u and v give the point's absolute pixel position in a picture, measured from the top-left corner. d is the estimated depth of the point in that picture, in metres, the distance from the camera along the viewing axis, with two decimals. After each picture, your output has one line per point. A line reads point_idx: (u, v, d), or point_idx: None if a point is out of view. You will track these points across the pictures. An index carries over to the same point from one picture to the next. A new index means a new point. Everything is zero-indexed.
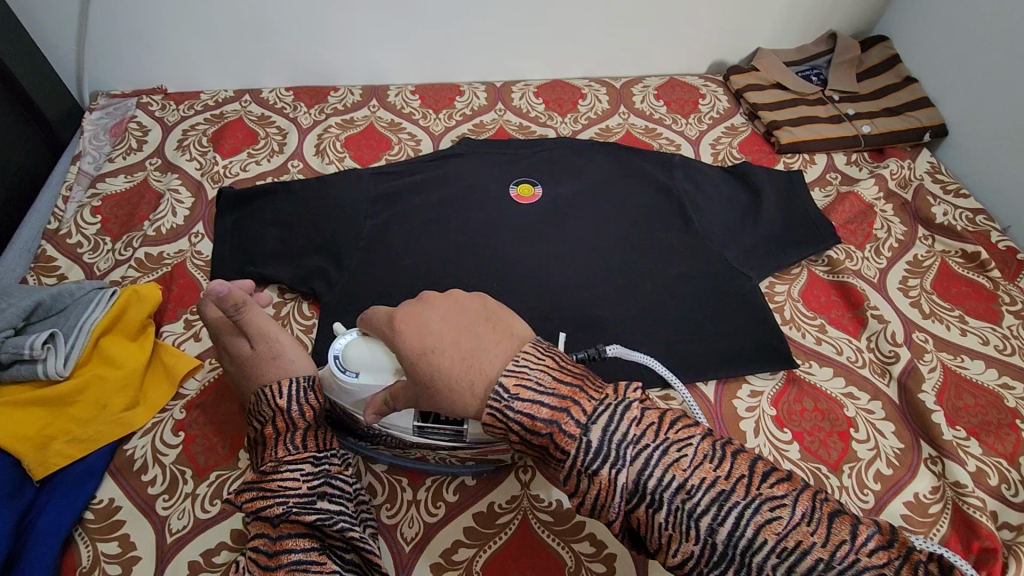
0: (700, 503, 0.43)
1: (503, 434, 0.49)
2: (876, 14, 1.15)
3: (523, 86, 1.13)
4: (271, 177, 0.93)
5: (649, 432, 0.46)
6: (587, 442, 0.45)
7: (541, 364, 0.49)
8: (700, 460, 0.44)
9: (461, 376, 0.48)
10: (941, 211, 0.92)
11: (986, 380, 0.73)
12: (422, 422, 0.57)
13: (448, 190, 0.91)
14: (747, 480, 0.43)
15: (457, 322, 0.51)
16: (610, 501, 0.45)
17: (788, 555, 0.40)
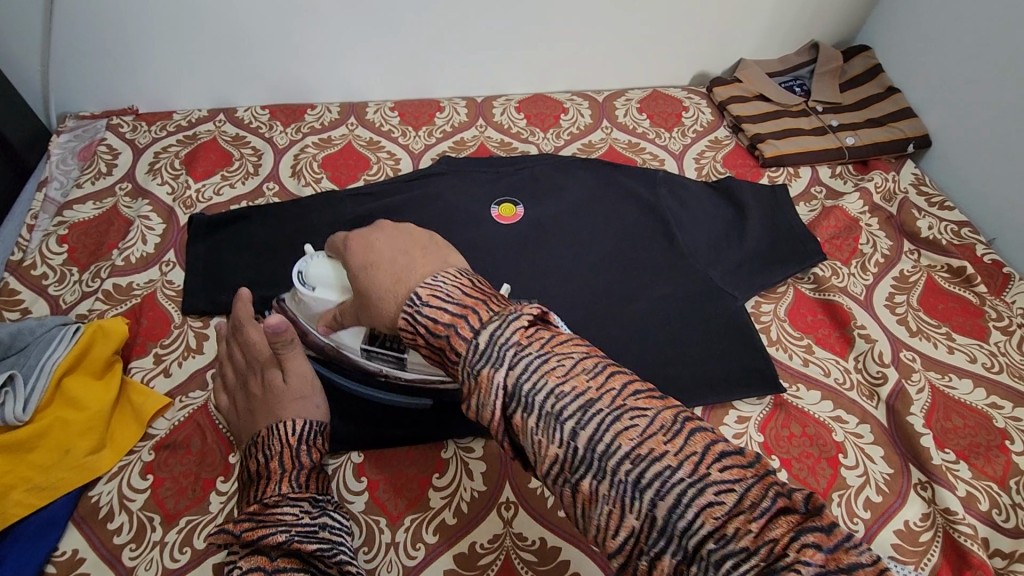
0: (567, 408, 0.38)
1: (412, 342, 0.46)
2: (858, 23, 1.14)
3: (504, 101, 1.11)
4: (245, 200, 0.91)
5: (534, 342, 0.41)
6: (475, 345, 0.41)
7: (457, 279, 0.46)
8: (578, 371, 0.40)
9: (386, 287, 0.49)
10: (926, 224, 0.91)
11: (975, 400, 0.72)
12: (368, 344, 0.63)
13: (428, 211, 0.89)
14: (617, 393, 0.39)
15: (400, 245, 0.52)
16: (486, 403, 0.40)
17: (641, 462, 0.36)
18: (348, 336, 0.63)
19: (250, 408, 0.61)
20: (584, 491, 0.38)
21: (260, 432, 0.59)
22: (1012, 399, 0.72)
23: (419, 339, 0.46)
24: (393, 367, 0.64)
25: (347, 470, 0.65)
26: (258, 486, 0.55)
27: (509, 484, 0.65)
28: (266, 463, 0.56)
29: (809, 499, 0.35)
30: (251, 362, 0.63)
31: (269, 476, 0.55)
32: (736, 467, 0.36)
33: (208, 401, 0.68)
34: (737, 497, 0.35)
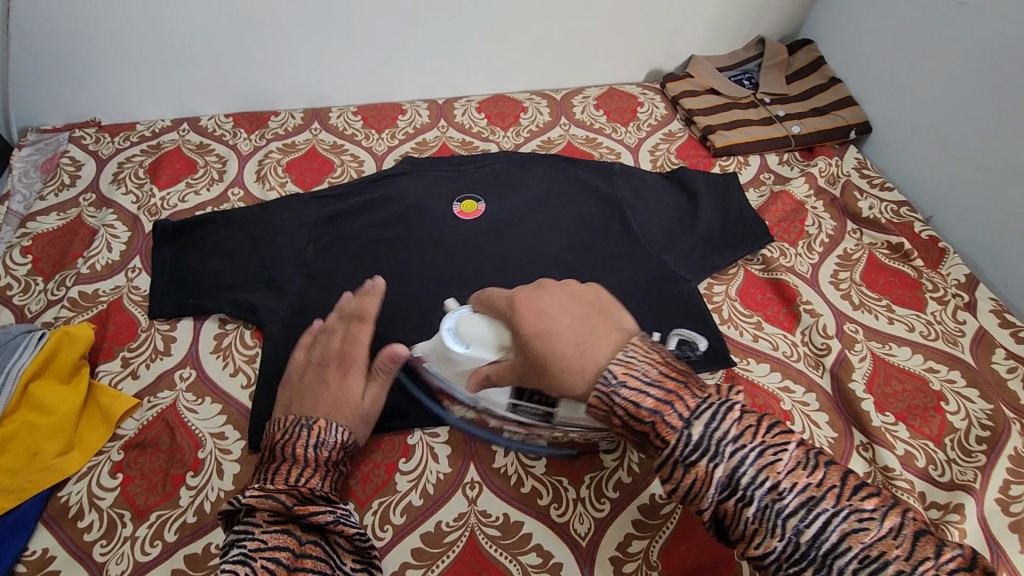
0: (789, 505, 0.43)
1: (604, 416, 0.52)
2: (800, 18, 1.20)
3: (465, 102, 1.14)
4: (210, 206, 0.92)
5: (748, 434, 0.46)
6: (688, 437, 0.46)
7: (650, 357, 0.51)
8: (794, 466, 0.45)
9: (571, 364, 0.54)
10: (867, 205, 0.96)
11: (912, 365, 0.77)
12: (517, 400, 0.63)
13: (391, 211, 0.92)
14: (838, 491, 0.43)
15: (575, 315, 0.57)
16: (704, 492, 0.45)
17: (869, 563, 0.41)
18: (496, 393, 0.63)
19: (310, 391, 0.65)
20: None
21: (319, 420, 0.62)
22: (948, 362, 0.77)
23: (618, 418, 0.50)
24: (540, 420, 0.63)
25: None
26: (301, 466, 0.58)
27: (474, 465, 0.67)
28: (314, 454, 0.59)
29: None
30: (342, 351, 0.69)
31: (314, 460, 0.59)
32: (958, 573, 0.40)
33: (176, 399, 0.69)
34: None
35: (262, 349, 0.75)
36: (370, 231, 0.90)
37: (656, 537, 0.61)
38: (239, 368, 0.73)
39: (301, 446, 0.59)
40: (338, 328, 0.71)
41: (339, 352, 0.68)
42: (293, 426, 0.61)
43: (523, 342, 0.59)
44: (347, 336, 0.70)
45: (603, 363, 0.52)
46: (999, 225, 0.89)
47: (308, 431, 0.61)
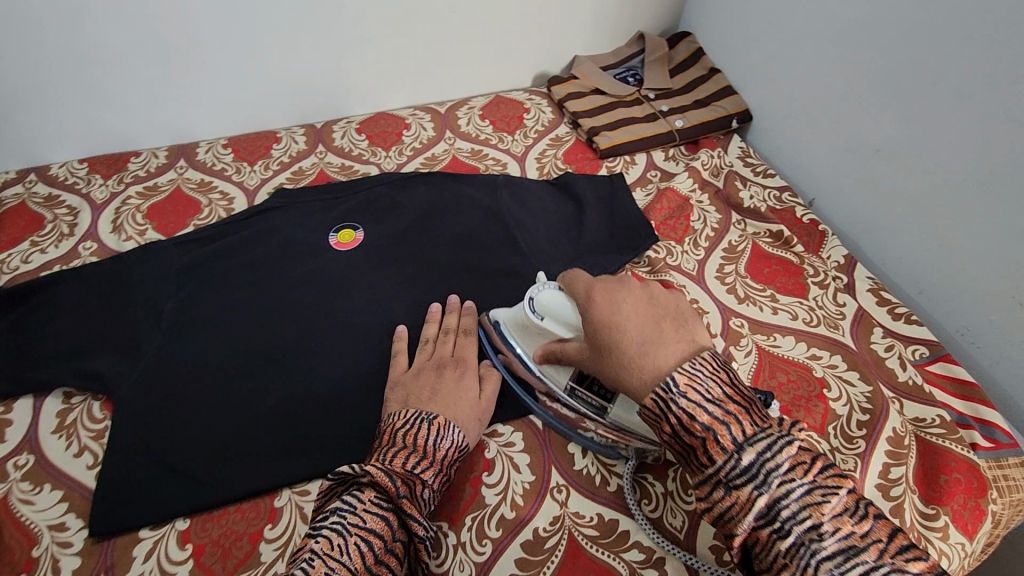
0: (828, 548, 0.43)
1: (656, 420, 0.53)
2: (677, 13, 1.21)
3: (344, 124, 1.08)
4: (58, 265, 0.85)
5: (799, 469, 0.47)
6: (737, 461, 0.47)
7: (715, 375, 0.51)
8: (841, 511, 0.45)
9: (631, 360, 0.55)
10: (749, 194, 0.96)
11: (795, 354, 0.77)
12: (576, 384, 0.66)
13: (262, 251, 0.87)
14: (882, 545, 0.43)
15: (647, 313, 0.58)
16: (741, 516, 0.47)
17: None
18: (558, 370, 0.68)
19: (432, 386, 0.67)
20: None
21: (440, 416, 0.62)
22: (829, 347, 0.77)
23: (667, 426, 0.52)
24: (592, 412, 0.66)
25: (170, 540, 0.62)
26: (417, 455, 0.58)
27: None
28: (435, 450, 0.59)
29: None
30: (457, 357, 0.71)
31: (432, 454, 0.59)
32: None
33: (8, 492, 0.64)
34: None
35: (110, 423, 0.69)
36: (238, 274, 0.84)
37: (540, 573, 0.59)
38: (85, 447, 0.68)
39: (423, 436, 0.59)
40: (448, 338, 0.74)
41: (455, 357, 0.71)
42: (416, 416, 0.62)
43: (591, 333, 0.60)
44: (457, 347, 0.73)
45: (667, 368, 0.53)
46: (870, 202, 0.91)
47: (437, 425, 0.61)
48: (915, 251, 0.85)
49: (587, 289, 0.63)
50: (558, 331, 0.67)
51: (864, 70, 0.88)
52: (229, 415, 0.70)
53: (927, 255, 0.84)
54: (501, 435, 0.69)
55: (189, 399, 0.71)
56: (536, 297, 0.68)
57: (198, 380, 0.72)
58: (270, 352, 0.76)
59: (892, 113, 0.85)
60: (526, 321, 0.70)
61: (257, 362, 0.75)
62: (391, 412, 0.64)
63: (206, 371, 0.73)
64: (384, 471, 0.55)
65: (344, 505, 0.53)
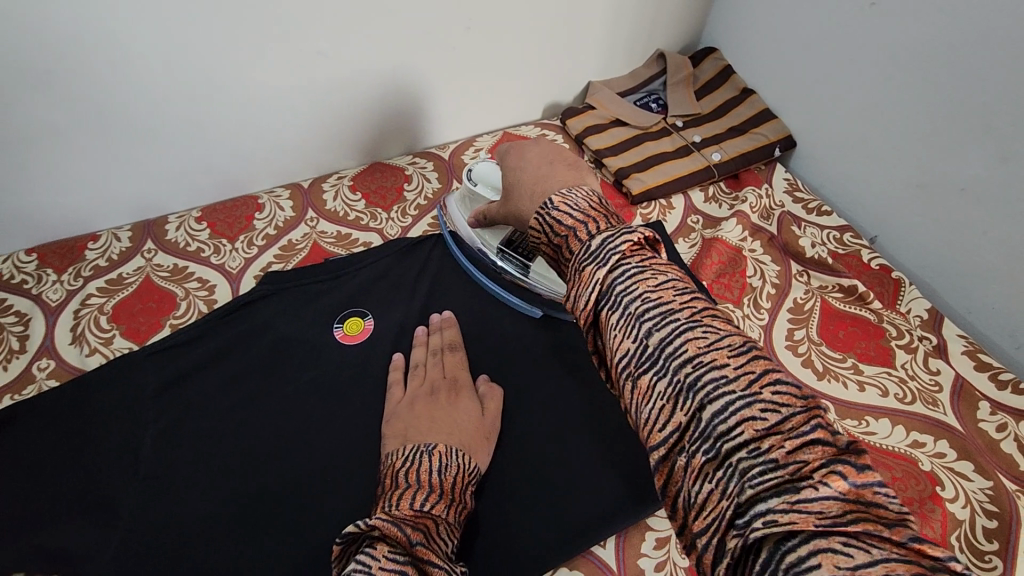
0: (647, 312, 0.39)
1: (540, 245, 0.51)
2: (699, 26, 1.08)
3: (335, 181, 0.95)
4: (10, 395, 0.71)
5: (636, 253, 0.43)
6: (586, 247, 0.44)
7: (590, 195, 0.49)
8: (670, 284, 0.41)
9: (530, 190, 0.55)
10: (808, 239, 0.84)
11: (896, 444, 0.66)
12: (504, 247, 0.76)
13: (256, 354, 0.74)
14: (697, 308, 0.40)
15: (551, 153, 0.57)
16: (581, 294, 0.43)
17: (701, 368, 0.37)
18: (490, 237, 0.77)
19: (429, 414, 0.64)
20: (641, 388, 0.39)
21: (439, 445, 0.59)
22: (931, 431, 0.67)
23: (544, 238, 0.50)
24: (517, 271, 0.76)
25: None
26: (425, 492, 0.54)
27: None
28: (442, 479, 0.56)
29: (851, 438, 0.34)
30: (449, 378, 0.70)
31: (439, 487, 0.56)
32: (786, 393, 0.36)
33: None
34: (781, 418, 0.34)
35: None
36: (229, 388, 0.71)
37: None
38: None
39: (426, 470, 0.56)
40: (436, 360, 0.72)
41: (449, 379, 0.69)
42: (414, 452, 0.58)
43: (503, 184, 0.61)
44: (446, 366, 0.71)
45: (552, 191, 0.52)
46: (908, 215, 0.84)
47: (433, 446, 0.59)
48: (994, 291, 0.76)
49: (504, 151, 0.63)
50: (486, 194, 0.79)
51: (916, 93, 0.78)
52: None
53: (1014, 297, 0.74)
54: None
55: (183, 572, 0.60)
56: (473, 170, 0.82)
57: (194, 546, 0.61)
58: (280, 495, 0.65)
59: (971, 150, 0.74)
60: (467, 194, 0.82)
61: (263, 509, 0.64)
62: (388, 453, 0.61)
63: (207, 532, 0.62)
64: (392, 521, 0.50)
65: (359, 565, 0.46)
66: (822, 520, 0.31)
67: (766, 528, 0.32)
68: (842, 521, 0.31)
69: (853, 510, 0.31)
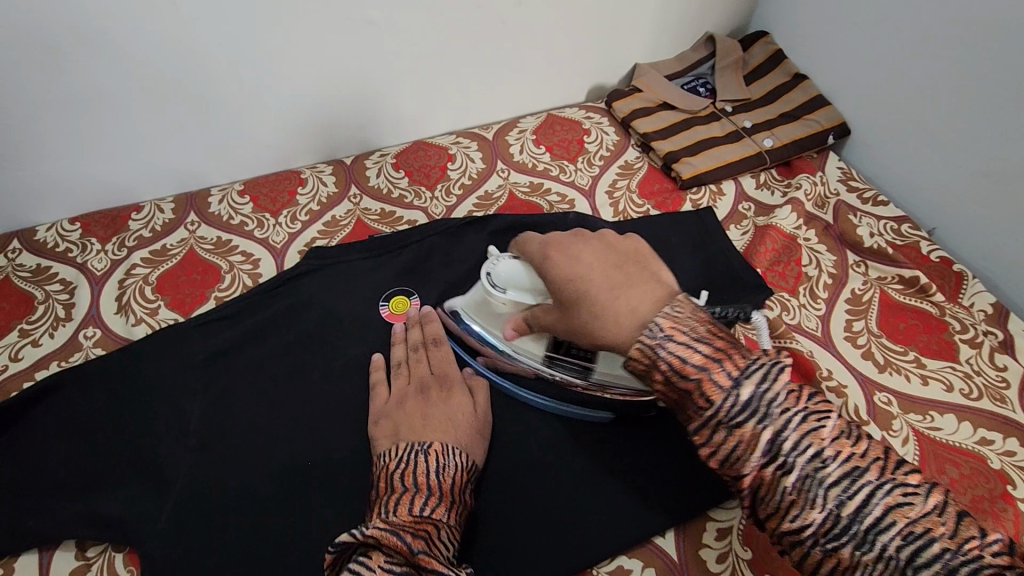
0: (832, 475, 0.41)
1: (645, 371, 0.50)
2: (750, 8, 1.05)
3: (378, 157, 0.93)
4: (56, 362, 0.71)
5: (791, 399, 0.44)
6: (738, 397, 0.44)
7: (698, 316, 0.49)
8: (839, 435, 0.43)
9: (601, 307, 0.52)
10: (866, 229, 0.82)
11: (962, 440, 0.64)
12: (553, 352, 0.66)
13: (301, 329, 0.72)
14: (884, 464, 0.41)
15: (607, 259, 0.55)
16: (746, 458, 0.43)
17: (912, 538, 0.39)
18: (534, 344, 0.67)
19: (421, 413, 0.61)
20: (842, 560, 0.40)
21: (435, 442, 0.57)
22: (999, 429, 0.65)
23: (657, 375, 0.48)
24: (575, 375, 0.66)
25: None
26: (423, 495, 0.53)
27: None
28: (438, 480, 0.55)
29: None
30: (438, 375, 0.66)
31: (438, 488, 0.54)
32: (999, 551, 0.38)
33: None
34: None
35: None
36: (275, 362, 0.70)
37: None
38: None
39: (423, 472, 0.55)
40: (420, 357, 0.68)
41: (438, 376, 0.66)
42: (408, 452, 0.57)
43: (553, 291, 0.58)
44: (433, 362, 0.68)
45: (647, 317, 0.50)
46: (972, 208, 0.81)
47: (421, 448, 0.57)
48: None
49: (541, 251, 0.61)
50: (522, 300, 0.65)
51: (986, 79, 0.75)
52: (296, 566, 0.58)
53: None
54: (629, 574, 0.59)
55: (233, 544, 0.59)
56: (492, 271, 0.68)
57: (243, 520, 0.60)
58: (329, 470, 0.63)
59: None
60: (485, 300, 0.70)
61: (312, 484, 0.63)
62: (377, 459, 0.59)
63: (256, 506, 0.61)
64: (389, 530, 0.50)
65: None
66: None
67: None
68: None
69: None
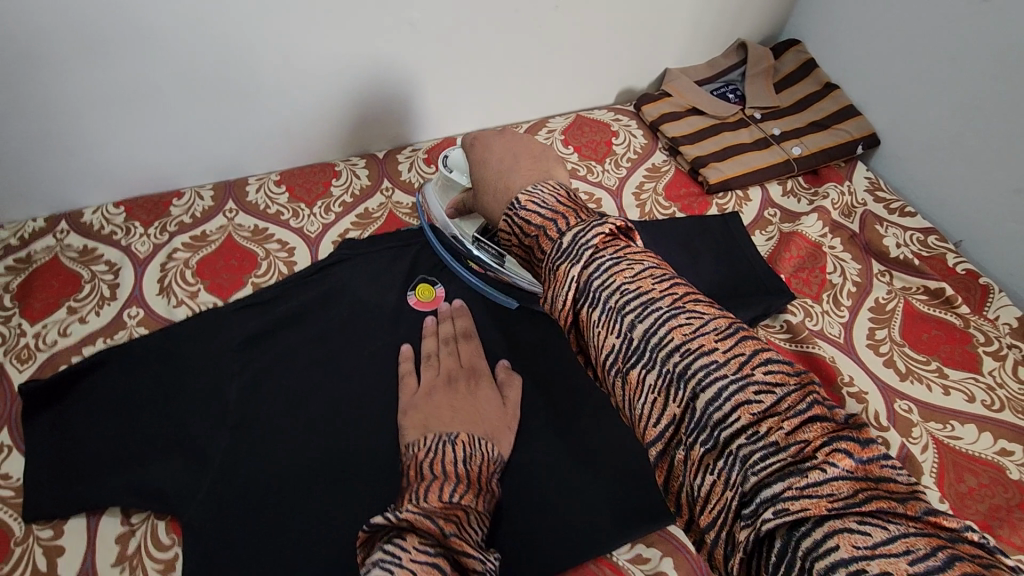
0: (627, 303, 0.41)
1: (508, 240, 0.52)
2: (782, 16, 1.05)
3: (410, 153, 0.96)
4: (101, 339, 0.74)
5: (610, 247, 0.44)
6: (558, 244, 0.45)
7: (555, 192, 0.51)
8: (645, 274, 0.42)
9: (493, 187, 0.57)
10: (893, 239, 0.83)
11: (983, 450, 0.65)
12: (480, 235, 0.75)
13: (334, 317, 0.75)
14: (678, 295, 0.41)
15: (515, 150, 0.59)
16: (561, 294, 0.44)
17: (688, 354, 0.38)
18: (467, 224, 0.75)
19: (450, 407, 0.65)
20: (634, 381, 0.40)
21: (461, 434, 0.61)
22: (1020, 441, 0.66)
23: (514, 240, 0.51)
24: (492, 260, 0.75)
25: None
26: (452, 483, 0.55)
27: None
28: (466, 471, 0.57)
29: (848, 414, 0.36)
30: (467, 369, 0.70)
31: (466, 477, 0.56)
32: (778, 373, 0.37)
33: None
34: (775, 399, 0.36)
35: (180, 550, 0.61)
36: (309, 347, 0.73)
37: None
38: None
39: (450, 461, 0.57)
40: (452, 350, 0.72)
41: (467, 368, 0.70)
42: (436, 442, 0.59)
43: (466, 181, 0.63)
44: (463, 355, 0.72)
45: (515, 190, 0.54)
46: (1002, 223, 0.81)
47: (449, 441, 0.60)
48: None
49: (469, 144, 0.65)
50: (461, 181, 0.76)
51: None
52: (332, 539, 0.61)
53: None
54: (648, 562, 0.62)
55: (269, 518, 0.62)
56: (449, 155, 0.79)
57: (277, 497, 0.63)
58: (361, 451, 0.66)
59: None
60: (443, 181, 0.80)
61: (343, 464, 0.65)
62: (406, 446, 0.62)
63: (291, 483, 0.64)
64: (421, 513, 0.49)
65: (387, 555, 0.46)
66: (833, 503, 0.32)
67: (778, 518, 0.33)
68: (852, 500, 0.32)
69: (866, 487, 0.33)
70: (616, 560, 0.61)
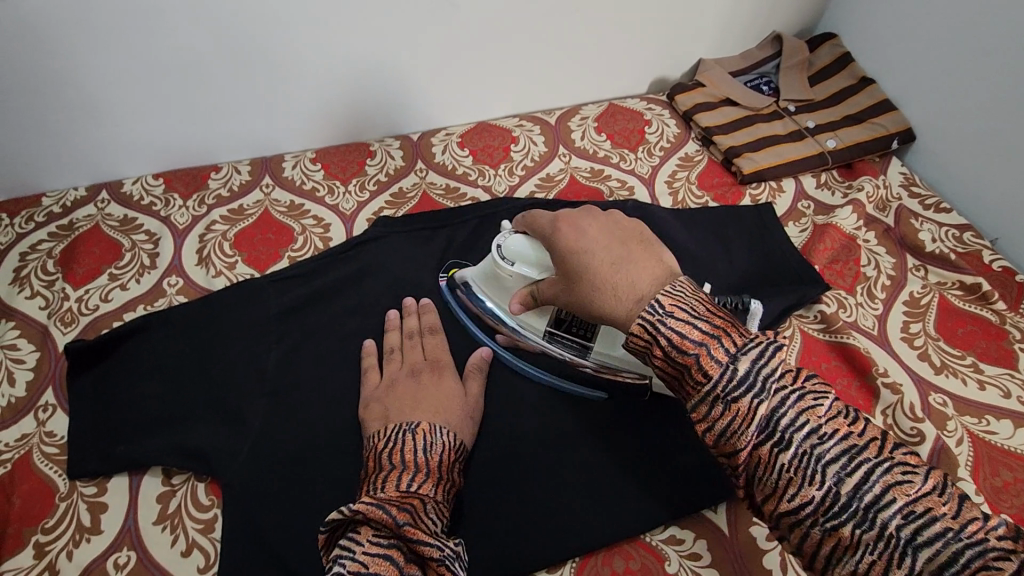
0: (830, 451, 0.41)
1: (645, 348, 0.49)
2: (819, 9, 1.04)
3: (444, 136, 0.96)
4: (142, 306, 0.75)
5: (789, 378, 0.44)
6: (731, 371, 0.44)
7: (698, 296, 0.49)
8: (835, 414, 0.42)
9: (603, 279, 0.53)
10: (928, 234, 0.82)
11: (1018, 445, 0.65)
12: (554, 329, 0.70)
13: (369, 292, 0.76)
14: (881, 443, 0.41)
15: (615, 237, 0.56)
16: (743, 430, 0.43)
17: (912, 517, 0.38)
18: (535, 318, 0.70)
19: (412, 396, 0.63)
20: (842, 538, 0.40)
21: (422, 422, 0.60)
22: None
23: (656, 351, 0.48)
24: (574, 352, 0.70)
25: None
26: (412, 473, 0.55)
27: None
28: (427, 458, 0.57)
29: None
30: (432, 359, 0.69)
31: (426, 466, 0.56)
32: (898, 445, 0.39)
33: None
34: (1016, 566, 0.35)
35: (219, 511, 0.62)
36: (343, 320, 0.74)
37: None
38: (193, 540, 0.61)
39: (410, 450, 0.57)
40: (416, 343, 0.70)
41: (431, 360, 0.68)
42: (396, 432, 0.59)
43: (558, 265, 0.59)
44: (427, 349, 0.70)
45: (640, 289, 0.51)
46: None
47: (398, 432, 0.59)
48: None
49: (552, 224, 0.62)
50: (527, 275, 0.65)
51: None
52: None
53: None
54: (682, 543, 0.62)
55: (304, 485, 0.63)
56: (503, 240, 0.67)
57: (312, 464, 0.64)
58: None
59: None
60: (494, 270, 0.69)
61: None
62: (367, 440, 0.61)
63: (326, 452, 0.65)
64: (375, 503, 0.50)
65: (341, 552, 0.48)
66: None
67: None
68: None
69: None
70: (651, 541, 0.62)
